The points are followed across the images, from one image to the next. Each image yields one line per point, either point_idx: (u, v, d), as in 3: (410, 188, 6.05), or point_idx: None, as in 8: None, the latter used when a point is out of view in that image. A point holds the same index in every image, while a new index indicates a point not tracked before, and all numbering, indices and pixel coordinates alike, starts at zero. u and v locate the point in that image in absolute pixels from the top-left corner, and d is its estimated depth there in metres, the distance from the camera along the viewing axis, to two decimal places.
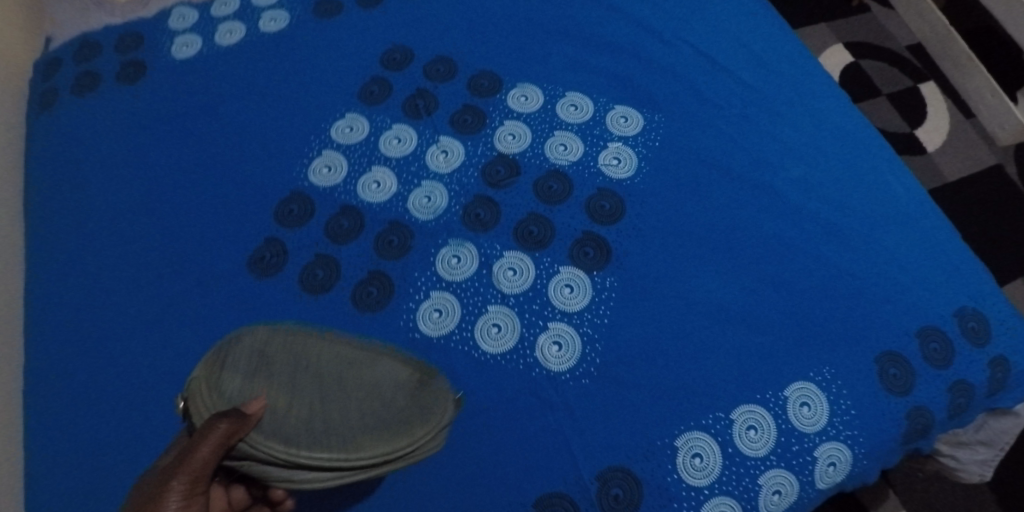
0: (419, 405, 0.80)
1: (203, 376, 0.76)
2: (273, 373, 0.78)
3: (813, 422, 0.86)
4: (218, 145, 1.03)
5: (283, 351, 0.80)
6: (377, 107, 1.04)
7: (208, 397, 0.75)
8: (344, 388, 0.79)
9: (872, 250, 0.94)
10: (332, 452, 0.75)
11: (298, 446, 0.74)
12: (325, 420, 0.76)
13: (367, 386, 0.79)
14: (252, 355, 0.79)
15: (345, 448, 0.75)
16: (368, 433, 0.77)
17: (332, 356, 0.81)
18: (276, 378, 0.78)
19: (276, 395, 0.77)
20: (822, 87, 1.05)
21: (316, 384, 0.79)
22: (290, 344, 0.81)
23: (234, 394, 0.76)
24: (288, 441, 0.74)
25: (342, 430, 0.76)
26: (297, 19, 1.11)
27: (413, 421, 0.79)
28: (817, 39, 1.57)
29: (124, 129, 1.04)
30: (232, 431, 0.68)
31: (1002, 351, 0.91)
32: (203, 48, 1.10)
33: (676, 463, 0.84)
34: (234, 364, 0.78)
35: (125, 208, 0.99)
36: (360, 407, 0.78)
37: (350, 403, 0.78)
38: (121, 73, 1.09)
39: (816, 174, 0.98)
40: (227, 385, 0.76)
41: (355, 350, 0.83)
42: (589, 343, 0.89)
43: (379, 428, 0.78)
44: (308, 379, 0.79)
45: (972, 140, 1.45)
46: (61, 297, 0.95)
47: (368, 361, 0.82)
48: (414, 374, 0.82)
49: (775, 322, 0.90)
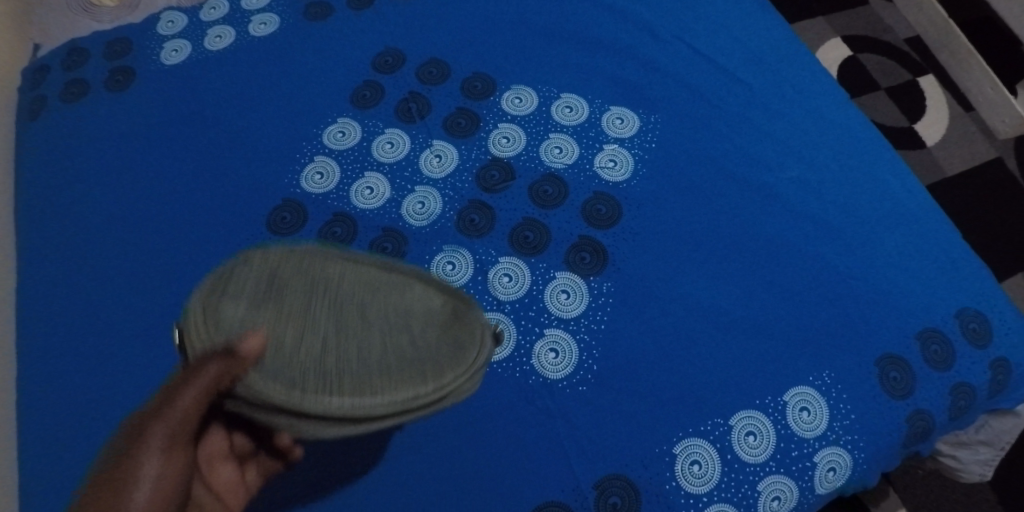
0: (448, 345, 0.72)
1: (199, 302, 0.66)
2: (283, 300, 0.68)
3: (813, 427, 0.85)
4: (209, 152, 1.01)
5: (297, 277, 0.70)
6: (370, 111, 1.03)
7: (202, 328, 0.64)
8: (365, 323, 0.70)
9: (872, 252, 0.93)
10: (346, 398, 0.66)
11: (305, 389, 0.65)
12: (340, 359, 0.67)
13: (389, 321, 0.71)
14: (259, 276, 0.69)
15: (363, 390, 0.67)
16: (388, 377, 0.68)
17: (353, 285, 0.72)
18: (287, 305, 0.68)
19: (286, 324, 0.67)
20: (820, 85, 1.04)
21: (332, 317, 0.69)
22: (306, 270, 0.71)
23: (233, 325, 0.65)
24: (294, 384, 0.65)
25: (358, 372, 0.67)
26: (287, 23, 1.10)
27: (438, 366, 0.71)
28: (815, 33, 1.54)
29: (114, 136, 1.03)
30: (223, 373, 0.60)
31: (1003, 352, 0.90)
32: (193, 53, 1.09)
33: (674, 471, 0.83)
34: (240, 284, 0.68)
35: (116, 217, 0.98)
36: (381, 344, 0.69)
37: (370, 339, 0.69)
38: (110, 80, 1.07)
39: (815, 174, 0.97)
40: (227, 313, 0.66)
41: (381, 277, 0.74)
42: (585, 349, 0.88)
43: (401, 370, 0.69)
44: (324, 311, 0.69)
45: (972, 135, 1.43)
46: (52, 309, 0.94)
47: (394, 293, 0.73)
48: (445, 307, 0.75)
49: (773, 326, 0.90)
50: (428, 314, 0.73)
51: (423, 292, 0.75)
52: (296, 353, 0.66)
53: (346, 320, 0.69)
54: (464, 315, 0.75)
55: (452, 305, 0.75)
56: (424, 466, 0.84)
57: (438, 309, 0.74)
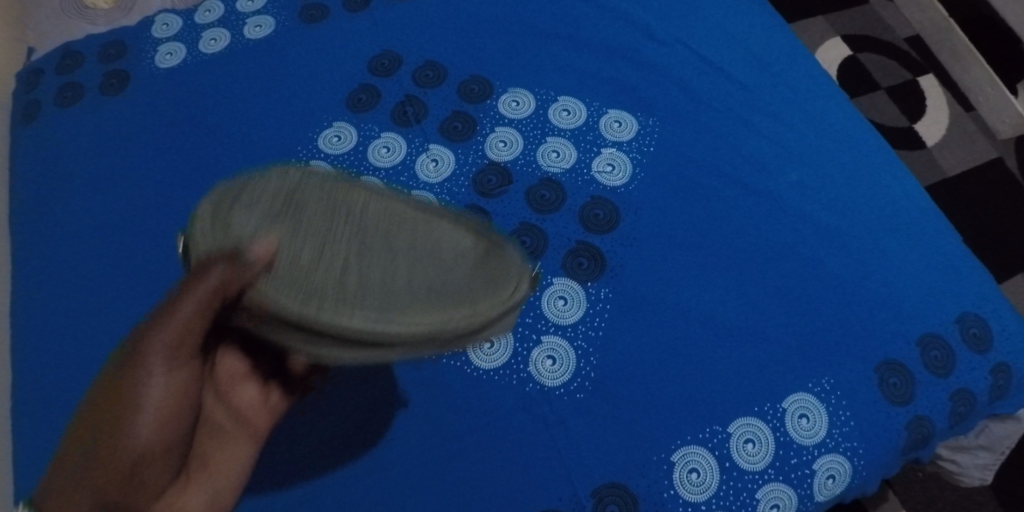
0: (477, 279, 0.74)
1: (214, 213, 0.71)
2: (304, 217, 0.72)
3: (812, 434, 0.85)
4: (205, 158, 1.01)
5: (319, 198, 0.74)
6: (366, 115, 1.02)
7: (216, 236, 0.70)
8: (387, 247, 0.73)
9: (872, 256, 0.92)
10: (366, 313, 0.69)
11: (324, 302, 0.68)
12: (361, 278, 0.70)
13: (411, 253, 0.74)
14: (283, 196, 0.73)
15: (378, 309, 0.69)
16: (408, 298, 0.71)
17: (377, 211, 0.75)
18: (307, 223, 0.71)
19: (306, 239, 0.70)
20: (820, 87, 1.03)
21: (354, 238, 0.72)
22: (330, 193, 0.74)
23: (248, 233, 0.70)
24: (312, 295, 0.68)
25: (379, 290, 0.70)
26: (282, 25, 1.09)
27: (467, 296, 0.73)
28: (815, 32, 1.53)
29: (108, 141, 1.02)
30: (224, 280, 0.65)
31: (1004, 357, 0.89)
32: (188, 56, 1.08)
33: (672, 479, 0.82)
34: (263, 202, 0.72)
35: (110, 223, 0.98)
36: (405, 270, 0.72)
37: (389, 264, 0.72)
38: (105, 83, 1.06)
39: (814, 177, 0.96)
40: (239, 223, 0.71)
41: (407, 210, 0.76)
42: (583, 356, 0.88)
43: (421, 296, 0.72)
44: (346, 232, 0.72)
45: (973, 135, 1.42)
46: (45, 316, 0.93)
47: (420, 226, 0.76)
48: (475, 247, 0.77)
49: (772, 332, 0.89)
50: (454, 252, 0.76)
51: (451, 230, 0.77)
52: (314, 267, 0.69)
53: (367, 245, 0.72)
54: (492, 255, 0.77)
55: (479, 247, 0.77)
56: (421, 473, 0.83)
57: (466, 249, 0.76)
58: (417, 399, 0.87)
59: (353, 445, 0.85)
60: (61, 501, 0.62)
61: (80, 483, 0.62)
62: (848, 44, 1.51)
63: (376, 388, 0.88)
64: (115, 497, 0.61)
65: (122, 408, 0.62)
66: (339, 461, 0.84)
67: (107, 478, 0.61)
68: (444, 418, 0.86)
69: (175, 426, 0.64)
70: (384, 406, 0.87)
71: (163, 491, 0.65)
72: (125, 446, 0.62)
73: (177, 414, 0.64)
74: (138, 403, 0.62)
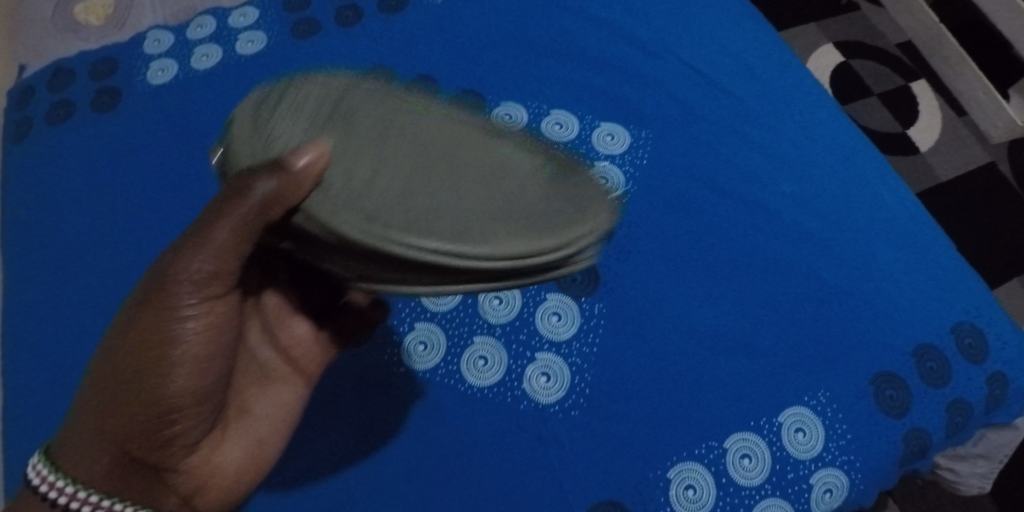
0: (556, 199, 0.59)
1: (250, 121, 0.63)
2: (352, 125, 0.61)
3: (809, 448, 0.84)
4: (198, 175, 1.01)
5: (365, 106, 0.62)
6: None
7: (255, 147, 0.62)
8: (451, 160, 0.60)
9: (867, 268, 0.92)
10: (439, 240, 0.56)
11: (387, 225, 0.56)
12: (428, 196, 0.58)
13: (473, 177, 0.59)
14: (324, 102, 0.63)
15: (447, 233, 0.56)
16: (485, 222, 0.57)
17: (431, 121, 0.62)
18: (356, 136, 0.60)
19: (359, 148, 0.60)
20: (812, 96, 1.03)
21: (412, 151, 0.60)
22: (377, 101, 0.63)
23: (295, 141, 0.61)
24: (373, 218, 0.57)
25: (448, 213, 0.57)
26: (274, 40, 1.09)
27: (550, 219, 0.58)
28: (807, 38, 1.52)
29: (100, 159, 1.02)
30: (271, 196, 0.57)
31: (999, 367, 0.89)
32: (179, 72, 1.07)
33: (669, 495, 0.82)
34: (304, 105, 0.63)
35: (103, 242, 0.97)
36: (475, 188, 0.58)
37: (455, 179, 0.59)
38: (96, 101, 1.06)
39: (808, 188, 0.96)
40: (281, 132, 0.62)
41: (467, 122, 0.64)
42: (577, 373, 0.88)
43: (501, 220, 0.57)
44: (401, 142, 0.60)
45: (967, 140, 1.42)
46: (39, 337, 0.93)
47: (487, 137, 0.62)
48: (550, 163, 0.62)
49: (767, 345, 0.89)
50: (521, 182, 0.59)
51: (513, 149, 0.62)
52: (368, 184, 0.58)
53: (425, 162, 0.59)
54: (569, 175, 0.62)
55: (556, 161, 0.62)
56: (416, 493, 0.83)
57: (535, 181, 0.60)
58: (412, 418, 0.87)
59: (347, 465, 0.84)
60: (83, 458, 0.61)
61: (107, 430, 0.61)
62: (839, 51, 1.51)
63: (372, 405, 0.87)
64: (142, 448, 0.62)
65: (153, 350, 0.60)
66: (333, 481, 0.84)
67: (133, 429, 0.61)
68: (439, 436, 0.86)
69: (212, 371, 0.63)
70: (378, 425, 0.86)
71: (196, 439, 0.65)
72: (158, 385, 0.60)
73: (215, 357, 0.63)
74: (171, 346, 0.61)
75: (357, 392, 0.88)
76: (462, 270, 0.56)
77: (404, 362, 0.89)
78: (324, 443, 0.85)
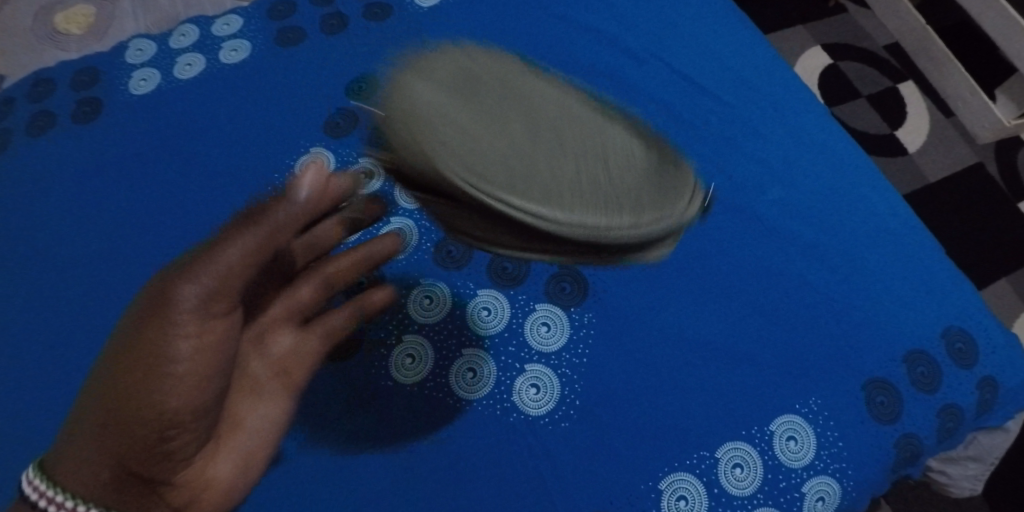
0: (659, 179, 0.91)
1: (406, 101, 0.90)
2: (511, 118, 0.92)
3: (800, 457, 0.84)
4: (182, 186, 0.99)
5: (517, 109, 0.93)
6: (343, 140, 1.01)
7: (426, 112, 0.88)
8: (579, 147, 0.91)
9: (856, 273, 0.91)
10: (578, 210, 0.86)
11: (559, 194, 0.86)
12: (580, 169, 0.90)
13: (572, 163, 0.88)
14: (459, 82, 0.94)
15: (594, 196, 0.87)
16: (612, 191, 0.88)
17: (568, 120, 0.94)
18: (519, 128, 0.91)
19: (522, 135, 0.90)
20: (801, 100, 1.03)
21: (558, 139, 0.91)
22: (525, 103, 0.94)
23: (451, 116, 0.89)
24: (526, 193, 0.85)
25: (591, 183, 0.88)
26: (258, 48, 1.08)
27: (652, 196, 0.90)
28: (794, 41, 1.52)
29: (83, 172, 1.01)
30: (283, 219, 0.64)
31: (991, 371, 0.89)
32: (162, 82, 1.06)
33: (660, 506, 0.82)
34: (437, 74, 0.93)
35: (86, 256, 0.96)
36: (605, 168, 0.90)
37: (584, 162, 0.90)
38: (78, 111, 1.05)
39: (797, 194, 0.96)
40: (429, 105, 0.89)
41: (586, 119, 0.95)
42: (567, 384, 0.87)
43: (621, 191, 0.88)
44: (551, 133, 0.91)
45: (955, 140, 1.42)
46: (22, 353, 0.91)
47: (604, 131, 0.94)
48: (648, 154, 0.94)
49: (758, 354, 0.88)
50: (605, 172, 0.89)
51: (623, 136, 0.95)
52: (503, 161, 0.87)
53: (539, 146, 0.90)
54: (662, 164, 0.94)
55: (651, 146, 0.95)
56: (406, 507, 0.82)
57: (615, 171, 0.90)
58: (401, 431, 0.86)
59: (336, 480, 0.84)
60: (76, 470, 0.60)
61: (105, 445, 0.60)
62: (827, 52, 1.51)
63: (362, 418, 0.86)
64: (141, 463, 0.60)
65: (149, 365, 0.59)
66: (323, 497, 0.83)
67: (130, 444, 0.59)
68: (428, 449, 0.85)
69: (207, 386, 0.60)
70: (367, 439, 0.85)
71: (189, 455, 0.62)
72: (156, 399, 0.59)
73: (216, 371, 0.61)
74: (167, 361, 0.59)
75: (345, 406, 0.87)
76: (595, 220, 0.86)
77: (391, 375, 0.88)
78: (313, 458, 0.85)
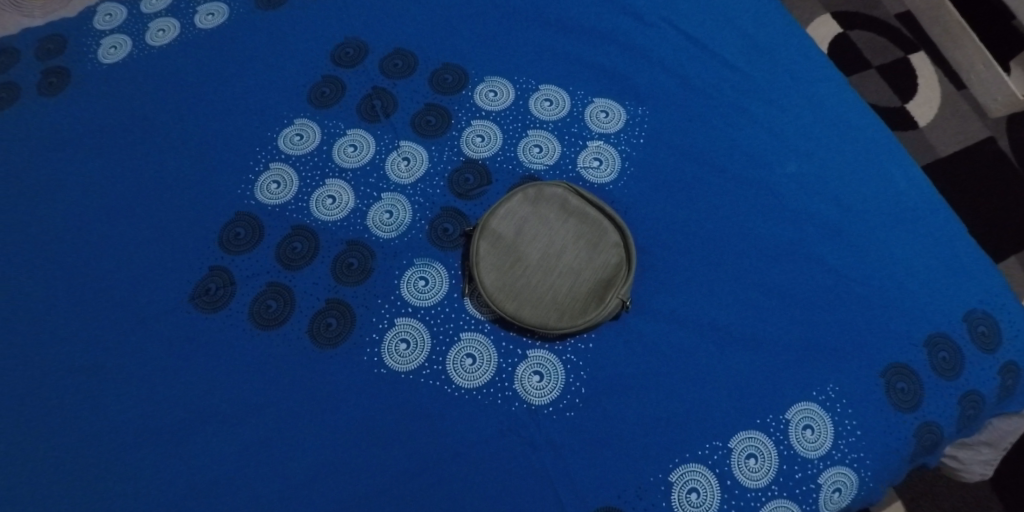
0: (597, 294, 0.84)
1: (473, 171, 0.91)
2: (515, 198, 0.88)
3: (817, 446, 0.79)
4: (155, 163, 0.92)
5: None
6: (329, 111, 0.94)
7: (462, 195, 0.90)
8: (554, 246, 0.86)
9: (876, 251, 0.86)
10: (510, 309, 0.83)
11: (503, 292, 0.84)
12: (541, 267, 0.85)
13: (559, 256, 0.86)
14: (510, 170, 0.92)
15: (529, 301, 0.83)
16: (551, 296, 0.84)
17: (560, 208, 0.87)
18: (518, 214, 0.87)
19: (511, 224, 0.86)
20: (819, 67, 0.96)
21: (539, 232, 0.87)
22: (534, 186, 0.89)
23: (478, 204, 0.90)
24: (494, 283, 0.84)
25: (537, 287, 0.84)
26: (236, 13, 1.00)
27: (586, 306, 0.83)
28: (804, 10, 1.46)
29: (50, 148, 0.93)
30: None
31: (1013, 356, 0.84)
32: (133, 49, 0.99)
33: (670, 500, 0.78)
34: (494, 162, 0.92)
35: (54, 238, 0.89)
36: (560, 275, 0.85)
37: (548, 266, 0.85)
38: (43, 82, 0.97)
39: (812, 169, 0.90)
40: (473, 191, 0.90)
41: (581, 215, 0.87)
42: (572, 372, 0.82)
43: (559, 302, 0.84)
44: (535, 227, 0.87)
45: (965, 114, 1.37)
46: None
47: (591, 232, 0.86)
48: (614, 271, 0.84)
49: (771, 339, 0.83)
50: (603, 260, 0.85)
51: (602, 253, 0.85)
52: (496, 262, 0.85)
53: (528, 239, 0.86)
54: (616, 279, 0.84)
55: (614, 274, 0.84)
56: (402, 504, 0.78)
57: (615, 254, 0.85)
58: (396, 423, 0.80)
59: (326, 475, 0.79)
60: None
61: None
62: (837, 21, 1.44)
63: (353, 412, 0.81)
64: None
65: None
66: (316, 493, 0.78)
67: None
68: (424, 442, 0.80)
69: None
70: (359, 433, 0.80)
71: None
72: None
73: None
74: None
75: (334, 395, 0.81)
76: (520, 318, 0.83)
77: (383, 362, 0.82)
78: (303, 452, 0.80)
